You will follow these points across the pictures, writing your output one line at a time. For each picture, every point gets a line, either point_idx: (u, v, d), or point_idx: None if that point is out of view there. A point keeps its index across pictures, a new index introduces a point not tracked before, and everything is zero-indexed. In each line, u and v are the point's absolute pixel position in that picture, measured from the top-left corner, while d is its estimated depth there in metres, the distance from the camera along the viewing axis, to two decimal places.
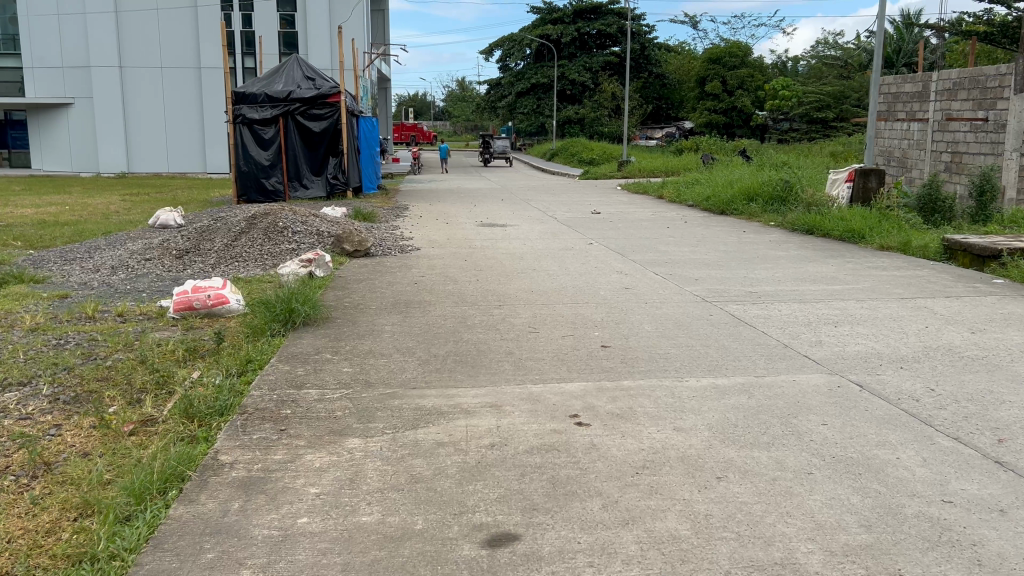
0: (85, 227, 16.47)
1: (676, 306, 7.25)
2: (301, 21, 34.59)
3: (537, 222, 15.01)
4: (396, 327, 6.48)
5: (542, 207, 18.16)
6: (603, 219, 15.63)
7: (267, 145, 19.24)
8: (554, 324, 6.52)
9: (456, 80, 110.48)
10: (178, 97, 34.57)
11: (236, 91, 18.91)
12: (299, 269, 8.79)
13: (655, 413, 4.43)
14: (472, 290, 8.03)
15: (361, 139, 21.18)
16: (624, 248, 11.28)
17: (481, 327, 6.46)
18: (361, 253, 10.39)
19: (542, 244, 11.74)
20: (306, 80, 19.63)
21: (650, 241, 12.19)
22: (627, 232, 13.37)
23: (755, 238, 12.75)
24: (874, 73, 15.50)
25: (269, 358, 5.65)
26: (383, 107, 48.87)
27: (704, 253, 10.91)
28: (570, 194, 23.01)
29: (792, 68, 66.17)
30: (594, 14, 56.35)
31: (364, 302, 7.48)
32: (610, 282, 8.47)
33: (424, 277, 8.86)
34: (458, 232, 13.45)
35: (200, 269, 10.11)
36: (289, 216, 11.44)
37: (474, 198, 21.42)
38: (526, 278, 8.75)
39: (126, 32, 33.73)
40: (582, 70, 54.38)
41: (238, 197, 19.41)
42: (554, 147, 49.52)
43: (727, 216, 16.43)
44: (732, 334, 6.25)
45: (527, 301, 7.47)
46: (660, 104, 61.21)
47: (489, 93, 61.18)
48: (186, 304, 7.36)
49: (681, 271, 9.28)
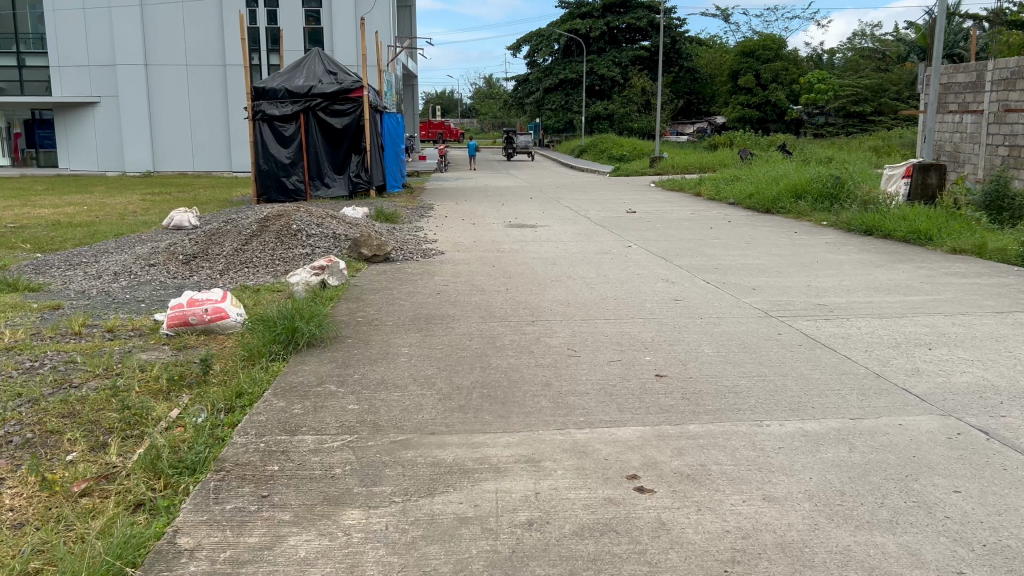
0: (98, 228, 15.81)
1: (736, 323, 6.30)
2: (326, 16, 33.90)
3: (570, 221, 14.07)
4: (413, 349, 5.60)
5: (575, 206, 17.23)
6: (639, 219, 14.65)
7: (287, 142, 18.51)
8: (597, 346, 5.59)
9: (484, 77, 109.60)
10: (201, 94, 34.02)
11: (256, 87, 18.21)
12: (310, 277, 7.93)
13: (735, 474, 3.51)
14: (501, 303, 7.13)
15: (385, 136, 20.36)
16: (667, 251, 10.34)
17: (512, 349, 5.56)
18: (380, 258, 9.54)
19: (577, 247, 10.81)
20: (328, 74, 18.84)
21: (695, 242, 11.23)
22: (668, 234, 12.40)
23: (809, 239, 11.74)
24: (931, 60, 14.34)
25: (263, 391, 4.78)
26: (410, 104, 48.16)
27: (757, 257, 9.93)
28: (602, 191, 22.07)
29: (828, 61, 64.48)
30: (624, 8, 55.18)
31: (380, 317, 6.62)
32: (657, 292, 7.54)
33: (449, 286, 7.99)
34: (486, 233, 12.55)
35: (206, 276, 9.30)
36: (303, 217, 10.59)
37: (502, 196, 20.55)
38: (562, 287, 7.83)
39: (151, 29, 33.20)
40: (610, 65, 53.31)
41: (258, 196, 18.71)
42: (583, 143, 48.49)
43: (773, 215, 15.38)
44: (809, 361, 5.29)
45: (563, 315, 6.56)
46: (691, 99, 59.92)
47: (517, 89, 60.21)
48: (181, 319, 6.53)
49: (735, 279, 8.32)
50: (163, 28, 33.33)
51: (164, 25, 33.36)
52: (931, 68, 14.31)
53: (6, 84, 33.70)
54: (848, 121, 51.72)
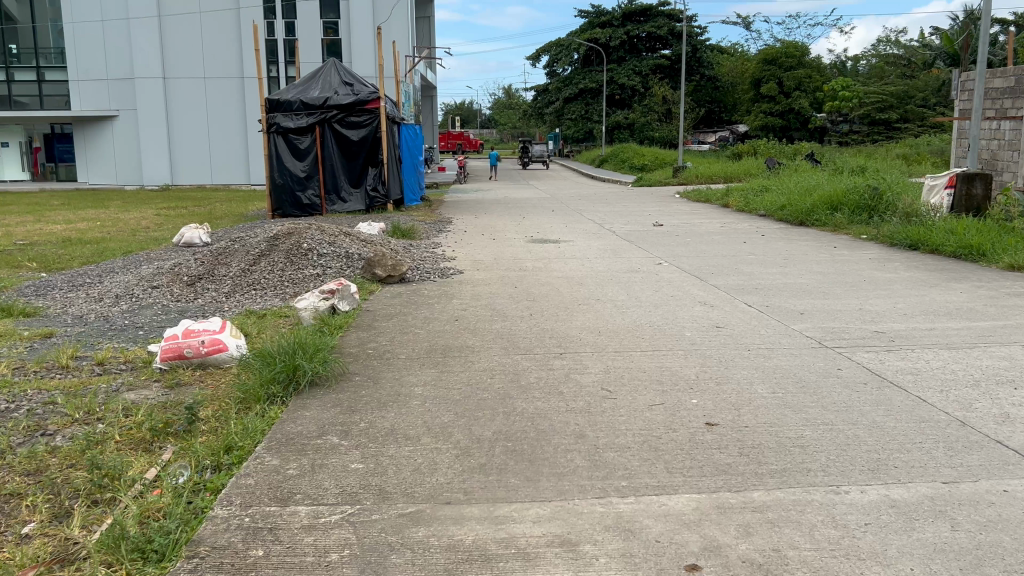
0: (108, 245, 15.38)
1: (789, 357, 5.63)
2: (344, 27, 33.57)
3: (594, 236, 13.43)
4: (429, 390, 4.96)
5: (599, 219, 16.59)
6: (666, 233, 13.98)
7: (302, 156, 18.06)
8: (635, 386, 4.95)
9: (504, 88, 109.34)
10: (219, 106, 33.74)
11: (270, 99, 17.77)
12: (319, 303, 7.35)
13: (818, 566, 2.87)
14: (526, 330, 6.50)
15: (402, 147, 19.84)
16: (702, 269, 9.69)
17: (540, 390, 4.92)
18: (394, 278, 8.95)
19: (603, 264, 10.20)
20: (344, 85, 18.34)
21: (728, 259, 10.56)
22: (698, 249, 11.73)
23: (850, 254, 11.06)
24: (976, 64, 13.56)
25: (256, 444, 4.19)
26: (429, 116, 47.83)
27: (798, 276, 9.24)
28: (626, 202, 21.44)
29: (852, 68, 63.56)
30: (644, 16, 54.60)
31: (393, 349, 6.00)
32: (697, 317, 6.92)
33: (468, 311, 7.39)
34: (508, 249, 11.93)
35: (211, 300, 8.75)
36: (314, 235, 10.03)
37: (522, 209, 19.95)
38: (592, 312, 7.19)
39: (168, 42, 33.00)
40: (631, 74, 52.86)
41: (273, 212, 18.26)
42: (604, 153, 47.88)
43: (807, 228, 14.68)
44: (880, 405, 4.62)
45: (593, 347, 5.92)
46: (712, 107, 59.18)
47: (536, 99, 59.70)
48: (175, 351, 5.98)
49: (778, 301, 7.66)
50: (180, 40, 33.12)
51: (182, 37, 33.14)
52: (975, 73, 13.55)
53: (25, 98, 33.64)
54: (874, 129, 50.93)
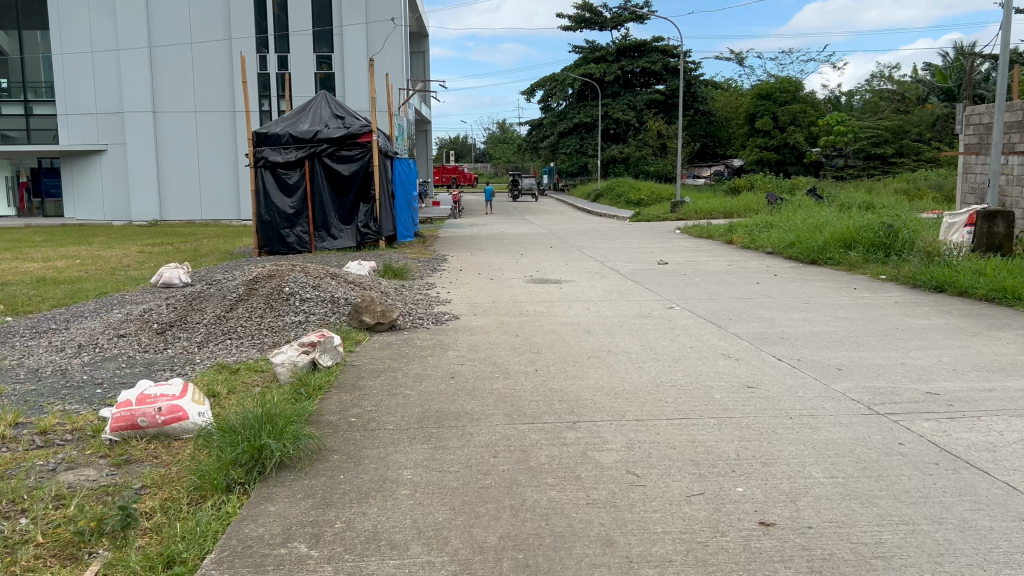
0: (83, 286, 14.57)
1: (840, 428, 4.84)
2: (337, 60, 33.12)
3: (597, 275, 12.69)
4: (419, 474, 4.16)
5: (600, 257, 15.86)
6: (672, 272, 13.27)
7: (291, 191, 17.34)
8: (668, 470, 4.15)
9: (499, 124, 109.45)
10: (209, 140, 33.13)
11: (257, 132, 17.13)
12: (297, 357, 6.56)
13: None
14: (532, 392, 5.71)
15: (395, 182, 19.15)
16: (717, 314, 8.95)
17: (552, 474, 4.12)
18: (383, 326, 8.17)
19: (610, 308, 9.45)
20: (335, 118, 17.70)
21: (744, 303, 9.84)
22: (709, 291, 11.01)
23: (873, 297, 10.34)
24: (997, 96, 12.97)
25: (204, 555, 3.38)
26: (423, 150, 47.38)
27: (823, 322, 8.51)
28: (626, 238, 20.78)
29: (847, 103, 63.55)
30: (637, 52, 54.48)
31: (379, 417, 5.19)
32: (724, 374, 6.15)
33: (465, 365, 6.61)
34: (507, 291, 11.18)
35: (181, 351, 7.96)
36: (297, 278, 9.24)
37: (520, 245, 19.25)
38: (604, 368, 6.40)
39: (158, 75, 32.45)
40: (626, 109, 52.65)
41: (259, 249, 17.49)
42: (599, 188, 47.38)
43: (820, 267, 13.98)
44: (966, 496, 3.84)
45: (610, 414, 5.12)
46: (707, 141, 58.94)
47: (530, 133, 59.38)
48: (128, 420, 5.18)
49: (810, 354, 6.90)
50: (171, 74, 32.58)
51: (172, 71, 32.61)
52: (996, 105, 12.92)
53: (13, 132, 33.06)
54: (869, 163, 49.82)
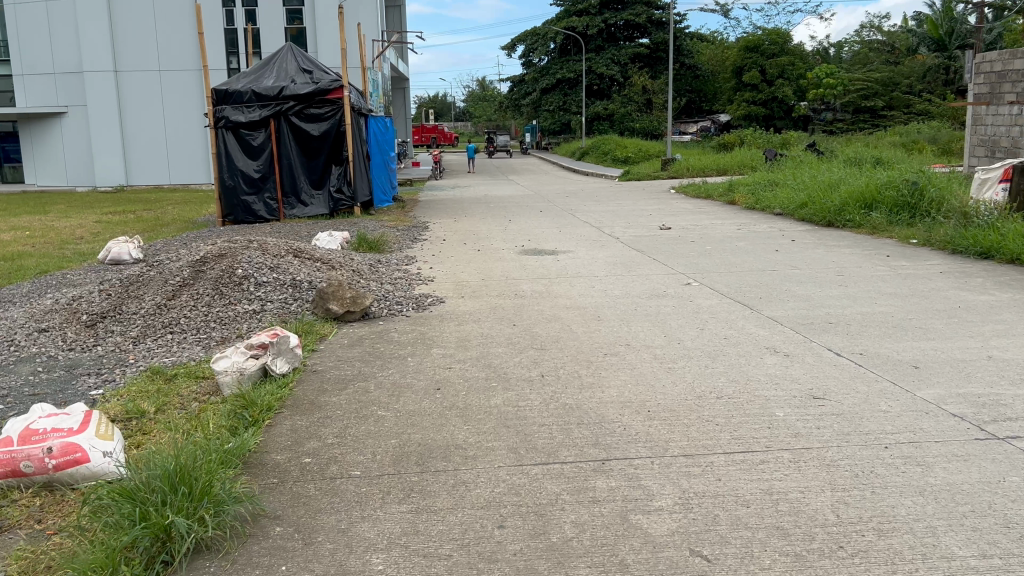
0: (24, 262, 13.13)
1: (959, 466, 3.61)
2: (308, 14, 31.22)
3: (596, 244, 11.37)
4: (396, 565, 2.90)
5: (595, 222, 14.52)
6: (678, 238, 11.96)
7: (256, 153, 15.85)
8: (751, 553, 2.92)
9: (479, 82, 107.06)
10: (173, 99, 31.27)
11: (217, 90, 15.60)
12: (243, 365, 5.23)
13: None
14: (547, 410, 4.46)
15: (370, 142, 17.71)
16: (745, 292, 7.71)
17: (587, 561, 2.88)
18: (354, 315, 6.88)
19: (619, 285, 8.18)
20: (302, 73, 16.21)
21: (770, 276, 8.59)
22: (725, 262, 9.72)
23: (913, 266, 9.12)
24: None
25: None
26: (401, 108, 45.55)
27: (871, 301, 7.25)
28: (620, 200, 19.46)
29: (835, 54, 62.08)
30: (621, 4, 52.66)
31: (343, 456, 3.93)
32: (779, 378, 4.95)
33: (456, 370, 5.33)
34: (496, 265, 9.86)
35: (110, 349, 6.62)
36: (252, 257, 7.87)
37: (506, 209, 17.86)
38: (629, 372, 5.16)
39: (119, 33, 30.53)
40: (610, 63, 50.89)
41: (223, 218, 16.03)
42: (583, 146, 45.80)
43: (837, 230, 12.76)
44: None
45: (649, 448, 3.88)
46: (693, 97, 56.91)
47: (512, 90, 57.36)
48: (9, 464, 3.86)
49: (873, 348, 5.67)
50: (132, 30, 30.65)
51: (134, 27, 30.68)
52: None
53: None
54: (859, 116, 49.59)
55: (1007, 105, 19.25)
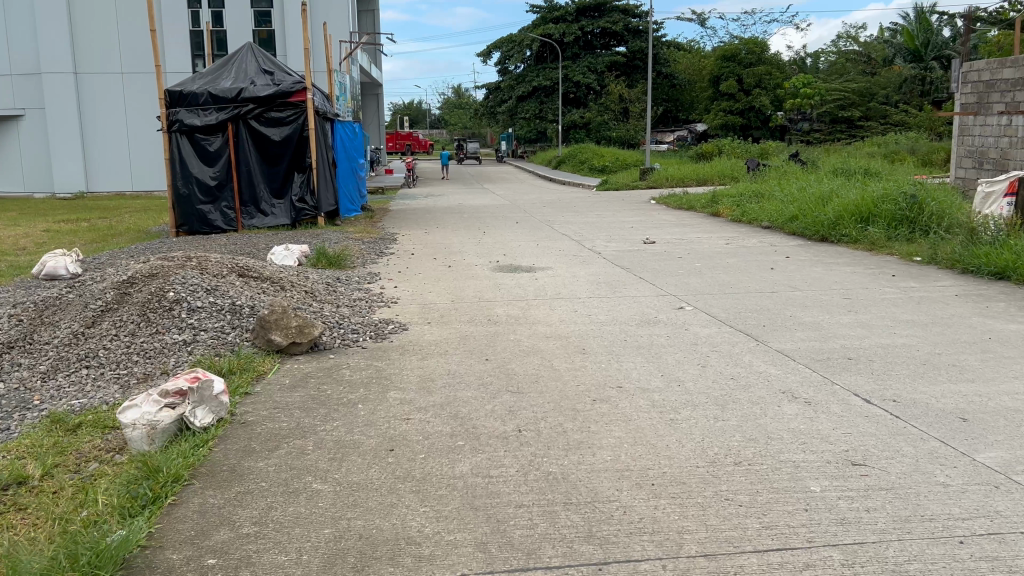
0: None
1: None
2: (277, 17, 30.15)
3: (577, 260, 10.51)
4: None
5: (574, 235, 13.69)
6: (664, 254, 11.14)
7: (212, 160, 14.79)
8: None
9: (455, 89, 106.09)
10: (136, 103, 30.06)
11: (171, 91, 14.56)
12: (151, 420, 4.26)
13: None
14: (525, 484, 3.55)
15: (336, 149, 16.78)
16: (747, 319, 6.86)
17: None
18: (302, 348, 5.94)
19: (604, 311, 7.29)
20: (263, 74, 15.26)
21: (770, 300, 7.75)
22: (719, 281, 8.89)
23: (925, 288, 8.34)
24: None
25: None
26: (375, 115, 44.55)
27: (890, 331, 6.43)
28: (600, 211, 18.65)
29: (812, 64, 61.96)
30: (598, 12, 52.13)
31: (259, 557, 3.00)
32: (804, 436, 4.09)
33: (414, 424, 4.41)
34: (469, 284, 8.96)
35: (10, 387, 5.56)
36: (187, 277, 6.88)
37: (480, 220, 16.99)
38: (624, 427, 4.26)
39: (80, 34, 29.31)
40: (586, 71, 50.26)
41: (176, 228, 14.89)
42: (560, 154, 45.05)
43: (832, 245, 12.02)
44: None
45: (659, 545, 3.00)
46: (669, 106, 56.45)
47: (487, 97, 56.53)
48: None
49: (905, 392, 4.83)
50: (93, 31, 29.44)
51: (95, 28, 29.48)
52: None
53: None
54: (836, 127, 49.23)
55: (995, 116, 17.69)
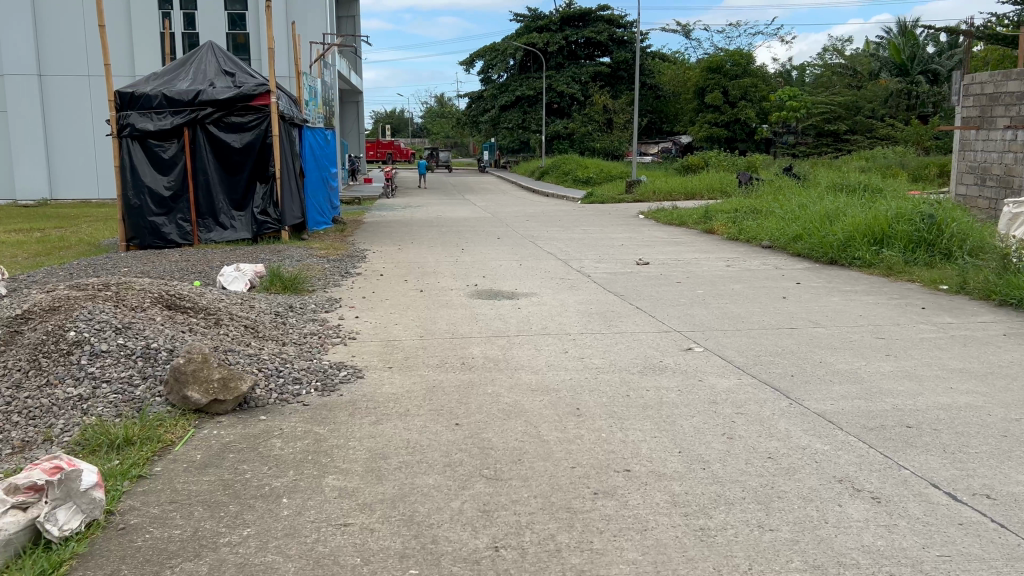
0: None
1: None
2: (252, 20, 28.88)
3: (565, 285, 9.40)
4: None
5: (561, 254, 12.58)
6: (660, 278, 10.05)
7: (166, 168, 13.56)
8: None
9: (437, 98, 104.94)
10: (103, 106, 28.62)
11: (121, 93, 13.35)
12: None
13: None
14: None
15: (304, 158, 15.64)
16: (771, 368, 5.76)
17: None
18: (228, 406, 4.77)
19: (598, 354, 6.13)
20: (223, 76, 14.09)
21: (791, 340, 6.64)
22: (728, 313, 7.78)
23: (965, 325, 7.28)
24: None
25: None
26: (354, 123, 43.35)
27: (944, 386, 5.32)
28: (587, 225, 17.56)
29: (797, 77, 61.51)
30: (582, 22, 51.38)
31: None
32: (889, 564, 2.98)
33: (352, 533, 3.25)
34: (441, 313, 7.82)
35: None
36: (94, 310, 5.63)
37: (459, 235, 15.85)
38: (640, 543, 3.12)
39: (44, 35, 27.88)
40: (570, 81, 49.38)
41: (126, 242, 13.60)
42: (544, 165, 44.07)
43: (843, 269, 10.97)
44: None
45: None
46: (653, 118, 55.54)
47: (469, 106, 55.48)
48: None
49: (998, 483, 3.70)
50: (59, 32, 28.02)
51: (60, 28, 28.07)
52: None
53: None
54: (821, 140, 48.90)
55: (999, 130, 16.45)
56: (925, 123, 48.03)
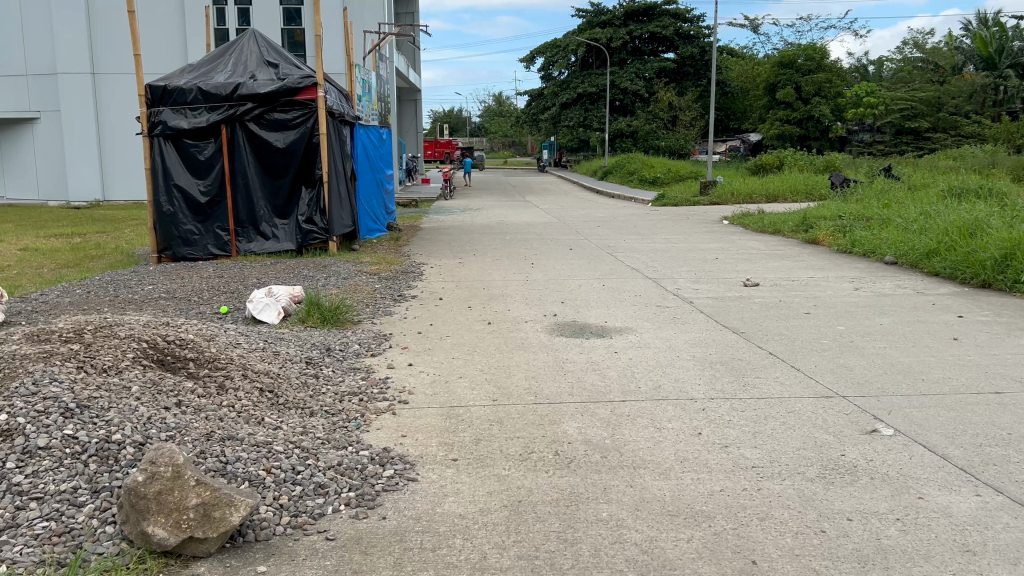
0: None
1: None
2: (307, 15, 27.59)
3: (665, 317, 7.63)
4: None
5: (648, 271, 10.76)
6: (781, 306, 8.21)
7: (203, 171, 12.14)
8: None
9: (495, 95, 103.24)
10: None
11: (154, 88, 12.01)
12: None
13: None
14: None
15: (356, 159, 14.07)
16: (1016, 475, 3.88)
17: None
18: (211, 544, 3.10)
19: (749, 443, 4.31)
20: (265, 68, 12.62)
21: (1013, 417, 4.72)
22: (898, 365, 5.89)
23: None
24: None
25: None
26: (410, 121, 41.96)
27: None
28: (667, 233, 15.64)
29: (873, 72, 58.03)
30: (647, 16, 49.13)
31: None
32: None
33: None
34: (516, 360, 6.09)
35: None
36: (44, 377, 4.04)
37: (525, 244, 14.15)
38: None
39: (99, 33, 27.00)
40: (634, 78, 47.24)
41: (159, 253, 12.21)
42: (607, 164, 42.14)
43: (1003, 295, 8.91)
44: None
45: None
46: (721, 115, 52.93)
47: (529, 104, 53.73)
48: None
49: None
50: (113, 30, 27.11)
51: (114, 26, 27.15)
52: None
53: None
54: (901, 138, 45.79)
55: None
56: (1014, 120, 43.96)
